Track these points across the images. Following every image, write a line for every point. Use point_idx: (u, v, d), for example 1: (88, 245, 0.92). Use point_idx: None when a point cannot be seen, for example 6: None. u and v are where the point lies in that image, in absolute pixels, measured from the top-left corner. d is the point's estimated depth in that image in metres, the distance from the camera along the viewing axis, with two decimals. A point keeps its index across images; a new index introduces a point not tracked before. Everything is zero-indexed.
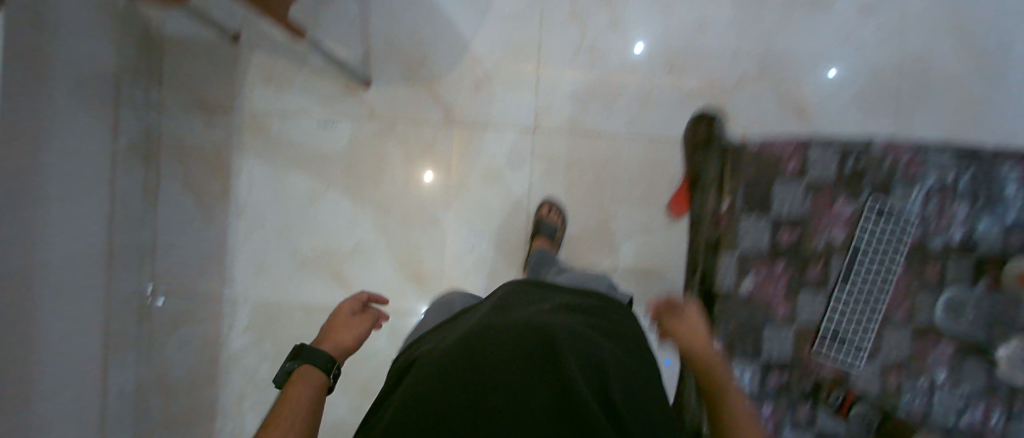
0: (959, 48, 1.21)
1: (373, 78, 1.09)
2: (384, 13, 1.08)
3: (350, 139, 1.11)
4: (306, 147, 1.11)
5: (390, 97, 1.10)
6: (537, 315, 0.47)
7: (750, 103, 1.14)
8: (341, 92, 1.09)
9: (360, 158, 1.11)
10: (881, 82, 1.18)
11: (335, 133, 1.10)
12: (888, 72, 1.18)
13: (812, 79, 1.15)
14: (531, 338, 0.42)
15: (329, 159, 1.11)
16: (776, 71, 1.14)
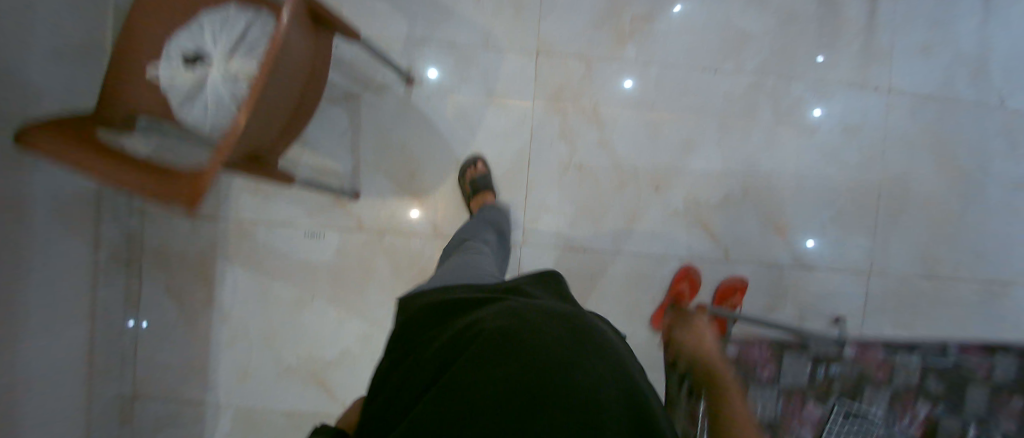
0: (940, 165, 1.23)
1: (361, 190, 1.09)
2: (374, 127, 1.08)
3: (337, 249, 1.10)
4: (292, 256, 1.10)
5: (378, 209, 1.10)
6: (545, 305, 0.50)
7: (734, 222, 1.16)
8: (328, 203, 1.09)
9: (346, 268, 1.10)
10: (866, 200, 1.20)
11: (321, 243, 1.09)
12: (874, 191, 1.20)
13: (794, 200, 1.17)
14: (543, 318, 0.46)
15: (316, 268, 1.10)
16: (760, 192, 1.16)
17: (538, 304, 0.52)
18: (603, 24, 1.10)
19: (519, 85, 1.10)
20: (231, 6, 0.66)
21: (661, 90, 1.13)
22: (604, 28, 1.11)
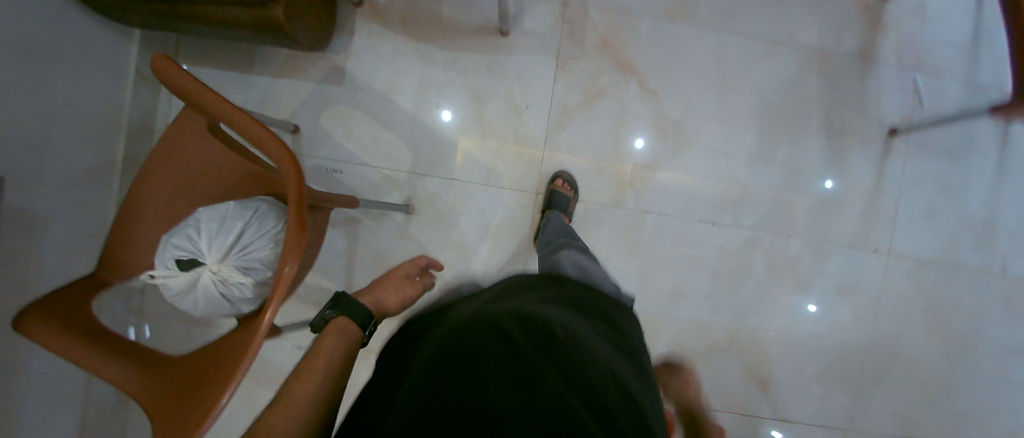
0: (933, 332, 1.22)
1: None
2: (369, 249, 1.10)
3: None
4: (280, 367, 1.12)
5: None
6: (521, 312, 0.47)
7: (719, 371, 1.17)
8: None
9: None
10: (854, 359, 1.20)
11: None
12: (863, 352, 1.19)
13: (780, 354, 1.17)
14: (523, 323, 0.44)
15: None
16: (746, 344, 1.17)
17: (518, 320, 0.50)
18: (603, 167, 1.13)
19: (514, 219, 1.12)
20: (231, 205, 0.70)
21: (655, 236, 1.14)
22: (604, 172, 1.13)
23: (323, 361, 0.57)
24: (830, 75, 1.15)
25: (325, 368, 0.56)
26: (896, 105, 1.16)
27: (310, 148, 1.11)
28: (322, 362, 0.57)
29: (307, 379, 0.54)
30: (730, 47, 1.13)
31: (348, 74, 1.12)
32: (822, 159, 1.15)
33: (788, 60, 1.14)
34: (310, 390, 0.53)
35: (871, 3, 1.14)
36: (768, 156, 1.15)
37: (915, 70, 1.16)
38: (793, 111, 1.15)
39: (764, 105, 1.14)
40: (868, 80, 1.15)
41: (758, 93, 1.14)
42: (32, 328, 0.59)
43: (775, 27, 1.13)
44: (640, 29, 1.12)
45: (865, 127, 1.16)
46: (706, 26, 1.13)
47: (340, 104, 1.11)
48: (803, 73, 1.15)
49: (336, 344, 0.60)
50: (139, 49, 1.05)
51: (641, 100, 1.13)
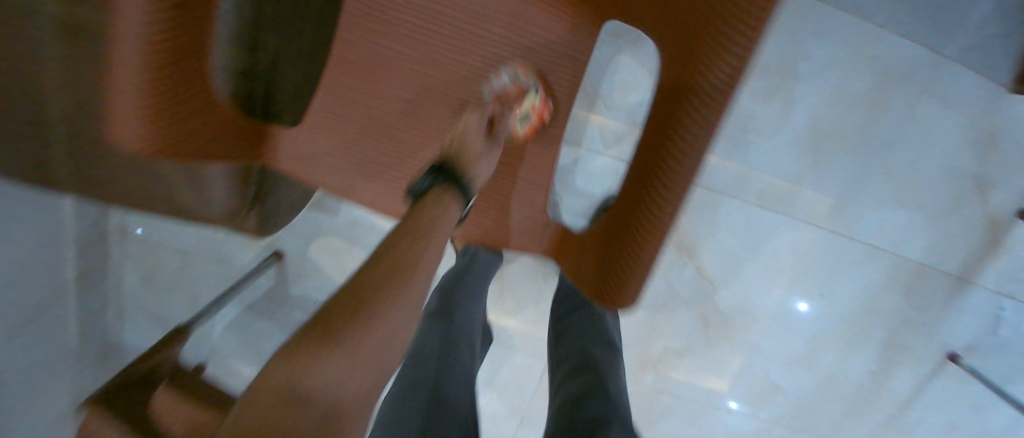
0: None
1: None
2: None
3: None
4: None
5: None
6: None
7: None
8: None
9: None
10: None
11: None
12: None
13: None
14: None
15: None
16: None
17: None
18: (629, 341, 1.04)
19: (517, 383, 1.05)
20: None
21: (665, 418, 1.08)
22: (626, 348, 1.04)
23: (420, 249, 0.35)
24: (915, 292, 0.98)
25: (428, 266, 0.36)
26: (968, 331, 1.02)
27: (296, 277, 0.98)
28: (418, 267, 0.34)
29: (397, 260, 0.33)
30: (818, 247, 0.94)
31: (342, 204, 0.92)
32: (868, 375, 1.04)
33: (875, 273, 0.96)
34: (412, 274, 0.33)
35: (999, 218, 0.94)
36: (811, 363, 1.03)
37: (1009, 297, 0.99)
38: (859, 325, 1.00)
39: (828, 315, 0.99)
40: (952, 304, 0.99)
41: (827, 302, 0.98)
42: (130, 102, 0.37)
43: (878, 231, 0.94)
44: (717, 212, 0.93)
45: (925, 349, 1.02)
46: (795, 218, 0.93)
47: (332, 237, 0.94)
48: (885, 287, 0.97)
49: (427, 242, 0.37)
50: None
51: (691, 285, 0.99)
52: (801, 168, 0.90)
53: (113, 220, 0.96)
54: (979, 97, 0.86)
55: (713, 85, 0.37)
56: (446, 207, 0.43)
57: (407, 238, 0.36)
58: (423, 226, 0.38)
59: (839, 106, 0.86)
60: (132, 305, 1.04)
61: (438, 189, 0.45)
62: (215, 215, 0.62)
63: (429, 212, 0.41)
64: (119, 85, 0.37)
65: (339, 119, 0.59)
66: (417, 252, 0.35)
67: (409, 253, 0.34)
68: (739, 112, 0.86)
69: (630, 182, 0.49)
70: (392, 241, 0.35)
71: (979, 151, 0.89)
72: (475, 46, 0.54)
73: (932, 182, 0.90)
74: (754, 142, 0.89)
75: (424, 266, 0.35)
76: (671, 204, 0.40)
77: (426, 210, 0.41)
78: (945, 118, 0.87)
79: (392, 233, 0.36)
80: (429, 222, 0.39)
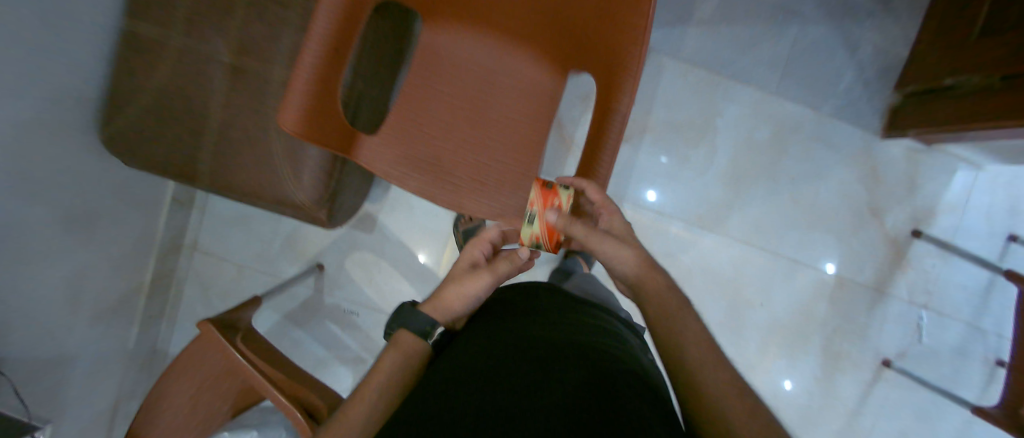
0: None
1: None
2: None
3: None
4: None
5: None
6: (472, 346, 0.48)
7: None
8: None
9: None
10: None
11: None
12: None
13: None
14: (484, 361, 0.44)
15: None
16: None
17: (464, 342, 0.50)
18: None
19: None
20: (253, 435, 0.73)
21: None
22: None
23: (376, 391, 0.46)
24: (841, 300, 1.18)
25: (384, 386, 0.47)
26: (895, 339, 1.17)
27: (330, 286, 1.17)
28: (367, 397, 0.45)
29: (354, 409, 0.44)
30: (754, 260, 1.17)
31: (379, 224, 1.15)
32: (817, 381, 1.18)
33: (804, 283, 1.18)
34: (363, 412, 0.44)
35: (899, 239, 1.17)
36: (763, 367, 1.17)
37: (922, 307, 1.17)
38: (800, 330, 1.18)
39: (773, 321, 1.18)
40: (875, 312, 1.17)
41: (769, 309, 1.18)
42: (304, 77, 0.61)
43: (800, 248, 1.17)
44: (671, 231, 1.16)
45: (860, 355, 1.17)
46: (733, 237, 1.17)
47: (365, 251, 1.15)
48: (816, 296, 1.18)
49: (382, 381, 0.47)
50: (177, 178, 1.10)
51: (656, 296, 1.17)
52: (728, 195, 1.16)
53: (187, 236, 1.18)
54: (854, 147, 1.16)
55: (623, 98, 0.64)
56: (408, 353, 0.50)
57: (367, 382, 0.46)
58: (382, 373, 0.48)
59: (752, 150, 1.16)
60: (183, 314, 1.19)
61: (395, 336, 0.52)
62: (292, 203, 0.81)
63: (391, 355, 0.50)
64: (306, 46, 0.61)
65: (410, 112, 0.79)
66: (362, 405, 0.44)
67: (366, 397, 0.45)
68: (681, 155, 1.15)
69: (597, 118, 0.71)
70: (349, 398, 0.45)
71: (865, 185, 1.17)
72: (496, 82, 0.81)
73: (834, 208, 1.17)
74: (690, 177, 1.16)
75: (380, 399, 0.46)
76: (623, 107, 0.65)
77: (386, 358, 0.49)
78: (834, 160, 1.16)
79: (358, 384, 0.47)
80: (387, 370, 0.48)
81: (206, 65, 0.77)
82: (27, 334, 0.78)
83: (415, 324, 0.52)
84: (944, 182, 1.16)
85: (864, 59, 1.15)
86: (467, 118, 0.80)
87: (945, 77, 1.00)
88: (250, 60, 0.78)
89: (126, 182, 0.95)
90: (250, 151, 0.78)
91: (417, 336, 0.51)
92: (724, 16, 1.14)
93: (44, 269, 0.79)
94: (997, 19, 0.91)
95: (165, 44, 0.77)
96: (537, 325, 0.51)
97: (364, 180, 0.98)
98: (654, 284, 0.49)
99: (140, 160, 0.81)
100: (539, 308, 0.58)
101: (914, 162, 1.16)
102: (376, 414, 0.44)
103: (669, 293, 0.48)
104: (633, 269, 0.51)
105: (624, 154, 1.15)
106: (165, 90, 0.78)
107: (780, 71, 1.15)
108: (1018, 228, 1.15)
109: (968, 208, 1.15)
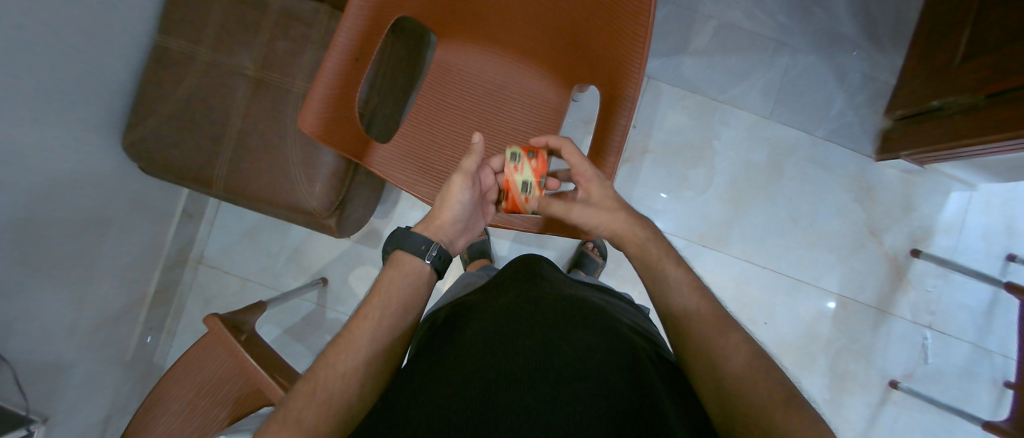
0: None
1: None
2: None
3: None
4: None
5: None
6: (472, 324, 0.52)
7: None
8: None
9: None
10: None
11: None
12: None
13: None
14: (486, 334, 0.47)
15: None
16: None
17: (464, 319, 0.54)
18: None
19: None
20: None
21: None
22: None
23: (380, 310, 0.50)
24: (845, 321, 1.17)
25: (385, 306, 0.50)
26: (900, 359, 1.16)
27: (333, 301, 1.17)
28: (371, 316, 0.49)
29: (359, 328, 0.48)
30: (755, 278, 1.18)
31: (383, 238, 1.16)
32: (825, 401, 1.16)
33: (806, 303, 1.18)
34: (366, 330, 0.48)
35: (898, 258, 1.18)
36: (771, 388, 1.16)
37: (927, 326, 1.17)
38: (805, 351, 1.17)
39: (778, 341, 1.17)
40: (879, 332, 1.17)
41: (773, 328, 1.17)
42: (326, 75, 0.68)
43: (802, 267, 1.18)
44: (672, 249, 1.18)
45: (867, 376, 1.16)
46: (734, 255, 1.18)
47: (370, 266, 1.16)
48: (819, 316, 1.17)
49: (384, 300, 0.51)
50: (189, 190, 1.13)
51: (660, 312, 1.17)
52: (728, 214, 1.19)
53: (194, 249, 1.19)
54: (849, 167, 1.20)
55: (624, 111, 0.71)
56: (407, 273, 0.54)
57: (369, 303, 0.50)
58: (383, 294, 0.51)
59: (750, 169, 1.19)
60: (184, 328, 1.18)
61: (393, 253, 0.56)
62: (304, 211, 0.82)
63: (392, 274, 0.54)
64: (330, 52, 0.68)
65: (424, 117, 0.85)
66: (361, 326, 0.48)
67: (370, 317, 0.49)
68: (680, 174, 1.19)
69: (604, 109, 0.76)
70: (350, 318, 0.49)
71: (862, 206, 1.19)
72: (503, 95, 0.85)
73: (833, 229, 1.19)
74: (691, 197, 1.19)
75: (382, 319, 0.49)
76: (631, 96, 0.70)
77: (387, 278, 0.53)
78: (831, 180, 1.20)
79: (361, 303, 0.50)
80: (387, 288, 0.52)
81: (231, 79, 0.82)
82: (30, 332, 0.78)
83: (411, 245, 0.55)
84: (939, 202, 1.19)
85: (853, 86, 1.21)
86: (475, 128, 0.85)
87: (934, 98, 1.05)
88: (272, 73, 0.82)
89: (138, 190, 0.97)
90: (265, 159, 0.82)
91: (415, 255, 0.55)
92: (718, 44, 1.21)
93: (50, 268, 0.80)
94: (975, 50, 0.97)
95: (193, 58, 0.82)
96: (524, 296, 0.56)
97: (374, 194, 1.01)
98: (632, 239, 0.57)
99: (156, 165, 0.83)
100: (523, 279, 0.63)
101: (909, 183, 1.19)
102: (379, 328, 0.49)
103: (650, 246, 0.55)
104: (614, 229, 0.59)
105: (626, 173, 1.19)
106: (189, 102, 0.82)
107: (774, 96, 1.21)
108: (1016, 249, 1.17)
109: (965, 227, 1.18)
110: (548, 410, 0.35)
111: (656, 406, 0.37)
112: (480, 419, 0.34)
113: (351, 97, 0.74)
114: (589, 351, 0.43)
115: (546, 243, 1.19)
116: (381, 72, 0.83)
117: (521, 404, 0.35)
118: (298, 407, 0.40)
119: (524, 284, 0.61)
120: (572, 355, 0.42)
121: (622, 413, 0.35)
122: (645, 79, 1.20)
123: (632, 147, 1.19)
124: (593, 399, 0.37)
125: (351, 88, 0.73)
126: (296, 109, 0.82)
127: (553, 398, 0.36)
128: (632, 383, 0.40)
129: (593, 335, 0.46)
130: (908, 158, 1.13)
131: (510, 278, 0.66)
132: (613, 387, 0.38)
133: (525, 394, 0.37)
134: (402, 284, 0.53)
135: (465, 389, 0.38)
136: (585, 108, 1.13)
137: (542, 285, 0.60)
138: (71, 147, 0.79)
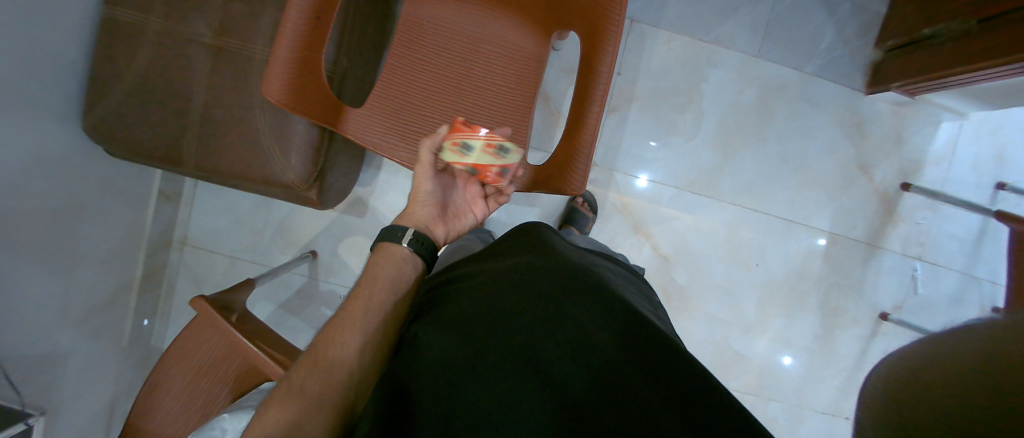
0: None
1: None
2: None
3: None
4: None
5: None
6: (470, 286, 0.50)
7: None
8: None
9: None
10: None
11: None
12: None
13: None
14: (485, 299, 0.47)
15: None
16: None
17: (463, 281, 0.54)
18: None
19: None
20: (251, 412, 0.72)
21: None
22: None
23: (369, 288, 0.53)
24: (835, 257, 1.19)
25: (377, 287, 0.53)
26: (889, 291, 1.19)
27: (325, 273, 1.16)
28: (363, 294, 0.52)
29: (352, 306, 0.51)
30: (748, 222, 1.18)
31: (370, 208, 1.15)
32: (816, 336, 1.18)
33: (797, 244, 1.18)
34: (362, 308, 0.50)
35: (889, 193, 1.18)
36: (764, 328, 1.18)
37: (916, 258, 1.18)
38: (797, 290, 1.19)
39: (771, 281, 1.18)
40: (869, 266, 1.18)
41: (765, 269, 1.18)
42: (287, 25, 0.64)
43: (794, 209, 1.18)
44: (664, 198, 1.17)
45: (858, 310, 1.19)
46: (726, 201, 1.18)
47: (359, 236, 1.15)
48: (811, 255, 1.18)
49: (374, 283, 0.53)
50: (165, 172, 1.09)
51: (652, 262, 1.18)
52: (717, 159, 1.17)
53: (177, 231, 1.16)
54: (839, 102, 1.17)
55: (606, 54, 0.68)
56: (392, 256, 0.57)
57: (361, 284, 0.53)
58: (369, 275, 0.54)
59: (739, 111, 1.17)
60: (177, 311, 1.17)
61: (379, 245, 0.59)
62: (282, 184, 0.80)
63: (380, 260, 0.56)
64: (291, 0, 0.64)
65: (397, 75, 0.81)
66: (354, 307, 0.50)
67: (363, 296, 0.52)
68: (668, 121, 1.16)
69: (585, 54, 0.72)
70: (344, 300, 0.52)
71: (853, 142, 1.18)
72: (479, 47, 0.81)
73: (824, 167, 1.18)
74: (680, 144, 1.17)
75: (375, 299, 0.52)
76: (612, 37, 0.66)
77: (373, 263, 0.56)
78: (820, 117, 1.17)
79: (354, 285, 0.53)
80: (376, 273, 0.54)
81: (186, 47, 0.77)
82: (17, 329, 0.76)
83: (393, 235, 0.59)
84: (929, 134, 1.17)
85: (843, 18, 1.16)
86: (452, 87, 0.81)
87: (925, 26, 1.02)
88: (230, 37, 0.78)
89: (109, 174, 0.94)
90: (233, 132, 0.78)
91: (398, 242, 0.58)
92: None
93: (29, 263, 0.77)
94: None
95: (143, 26, 0.77)
96: (525, 259, 0.55)
97: (353, 163, 0.98)
98: None
99: (121, 146, 0.80)
100: (521, 245, 0.62)
101: (899, 115, 1.17)
102: (372, 307, 0.51)
103: None
104: None
105: (613, 123, 1.15)
106: (145, 73, 0.77)
107: (761, 32, 1.16)
108: (1005, 176, 1.17)
109: (955, 157, 1.17)
110: (537, 398, 0.36)
111: (649, 389, 0.37)
112: (471, 407, 0.35)
113: (318, 52, 0.70)
114: (591, 326, 0.43)
115: (534, 201, 1.17)
116: (347, 29, 0.78)
117: (513, 390, 0.36)
118: (304, 380, 0.43)
119: (527, 249, 0.60)
120: (572, 333, 0.42)
121: (609, 406, 0.36)
122: (628, 22, 1.15)
123: (618, 95, 1.15)
124: (585, 385, 0.37)
125: (318, 40, 0.69)
126: (259, 77, 0.78)
127: (545, 384, 0.37)
128: (630, 369, 0.39)
129: (594, 306, 0.45)
130: (898, 90, 1.10)
131: (511, 244, 0.65)
132: (607, 370, 0.39)
133: (516, 380, 0.37)
134: (389, 269, 0.55)
135: (459, 366, 0.39)
136: (566, 58, 1.09)
137: (544, 249, 0.59)
138: (30, 134, 0.75)
